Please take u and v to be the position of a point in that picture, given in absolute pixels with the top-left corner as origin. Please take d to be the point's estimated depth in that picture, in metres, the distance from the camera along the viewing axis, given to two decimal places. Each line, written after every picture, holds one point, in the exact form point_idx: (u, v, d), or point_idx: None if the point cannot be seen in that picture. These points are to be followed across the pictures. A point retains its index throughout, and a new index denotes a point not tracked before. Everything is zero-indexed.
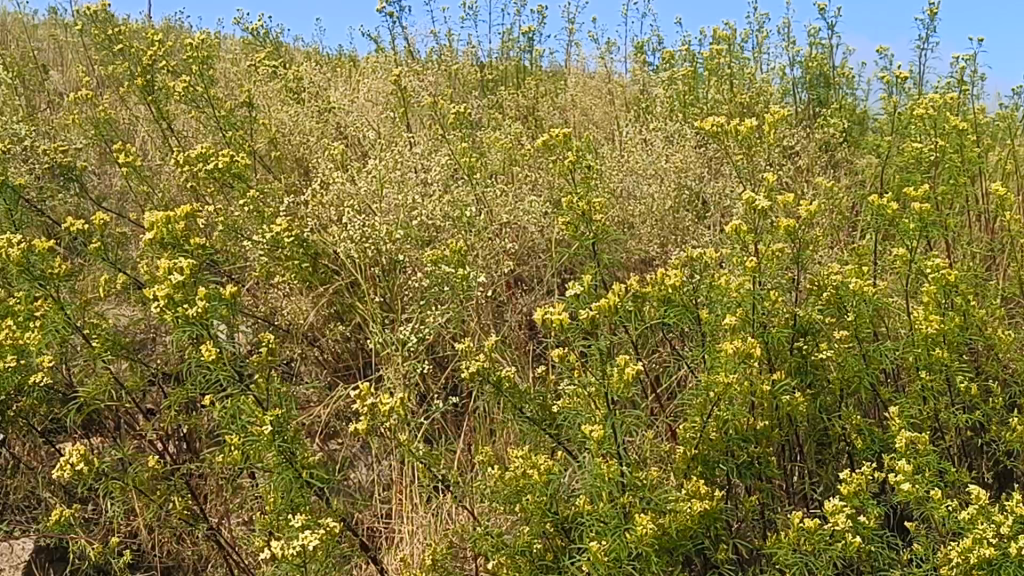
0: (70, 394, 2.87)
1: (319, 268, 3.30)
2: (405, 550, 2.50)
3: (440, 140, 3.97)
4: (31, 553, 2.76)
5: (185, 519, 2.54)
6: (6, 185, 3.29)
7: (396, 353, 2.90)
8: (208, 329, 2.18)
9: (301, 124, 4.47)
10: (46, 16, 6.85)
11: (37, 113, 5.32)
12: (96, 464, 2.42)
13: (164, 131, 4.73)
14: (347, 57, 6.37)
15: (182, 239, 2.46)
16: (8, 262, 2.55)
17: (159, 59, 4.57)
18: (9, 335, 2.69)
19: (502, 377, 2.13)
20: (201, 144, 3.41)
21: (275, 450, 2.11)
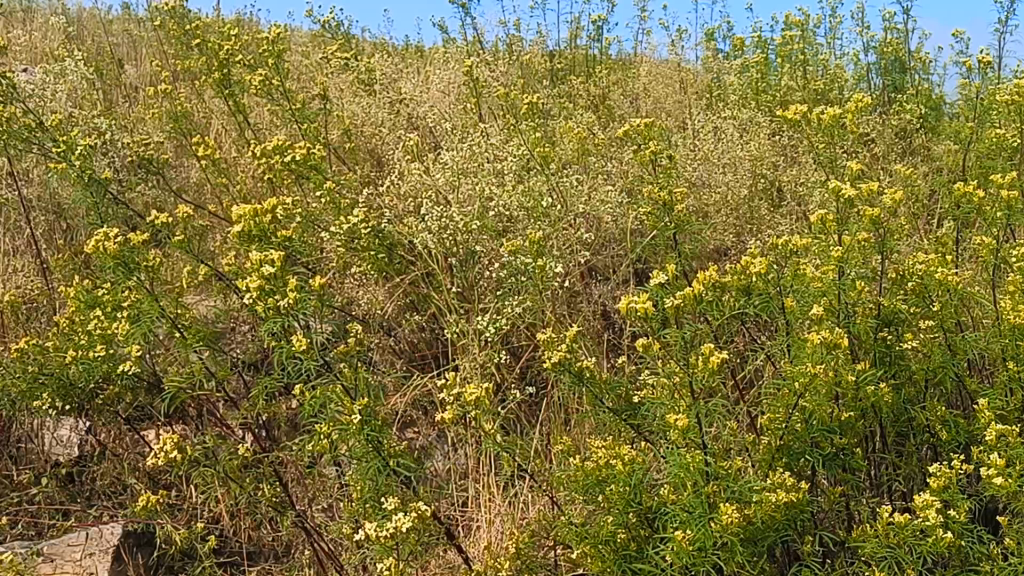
0: (157, 383, 2.94)
1: (395, 259, 3.35)
2: (486, 539, 2.52)
3: (513, 131, 3.98)
4: (120, 537, 2.79)
5: (271, 506, 2.59)
6: (93, 179, 3.38)
7: (474, 343, 2.92)
8: (298, 319, 2.23)
9: (373, 116, 4.51)
10: (122, 11, 6.99)
11: (115, 107, 5.43)
12: (186, 451, 2.48)
13: (240, 123, 4.80)
14: (415, 49, 6.40)
15: (268, 231, 2.51)
16: (101, 254, 2.61)
17: (234, 53, 4.64)
18: (101, 326, 2.76)
19: (583, 367, 2.13)
20: (279, 137, 3.47)
21: (362, 438, 2.14)
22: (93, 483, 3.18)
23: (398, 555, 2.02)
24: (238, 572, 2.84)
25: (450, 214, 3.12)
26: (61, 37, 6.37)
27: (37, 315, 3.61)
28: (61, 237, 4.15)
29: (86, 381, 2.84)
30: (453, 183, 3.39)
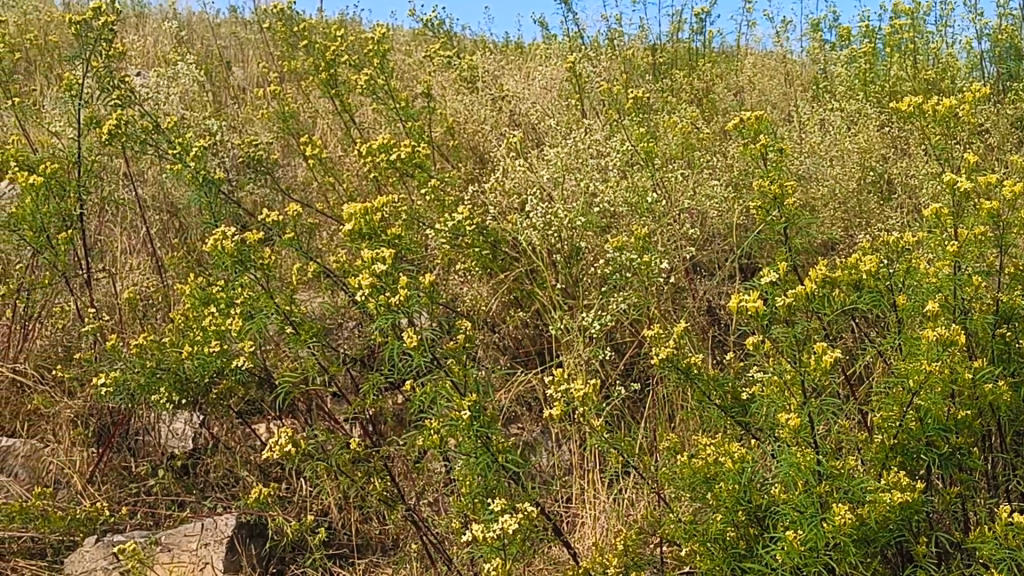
0: (269, 379, 3.01)
1: (499, 255, 3.36)
2: (592, 535, 2.53)
3: (615, 127, 3.96)
4: (234, 528, 2.83)
5: (382, 500, 2.63)
6: (207, 179, 3.48)
7: (579, 339, 2.92)
8: (408, 316, 2.26)
9: (476, 113, 4.54)
10: (230, 14, 7.15)
11: (224, 108, 5.56)
12: (300, 446, 2.53)
13: (346, 122, 4.87)
14: (515, 45, 6.41)
15: (379, 229, 2.54)
16: (218, 252, 2.69)
17: (340, 53, 4.71)
18: (215, 322, 2.83)
19: (691, 363, 2.12)
20: (385, 135, 3.51)
21: (472, 434, 2.16)
22: (207, 475, 3.28)
23: (507, 552, 2.04)
24: (347, 564, 2.89)
25: (555, 210, 3.13)
26: (172, 41, 6.55)
27: (154, 312, 3.73)
28: (174, 235, 4.28)
29: (202, 376, 2.92)
30: (557, 179, 3.39)
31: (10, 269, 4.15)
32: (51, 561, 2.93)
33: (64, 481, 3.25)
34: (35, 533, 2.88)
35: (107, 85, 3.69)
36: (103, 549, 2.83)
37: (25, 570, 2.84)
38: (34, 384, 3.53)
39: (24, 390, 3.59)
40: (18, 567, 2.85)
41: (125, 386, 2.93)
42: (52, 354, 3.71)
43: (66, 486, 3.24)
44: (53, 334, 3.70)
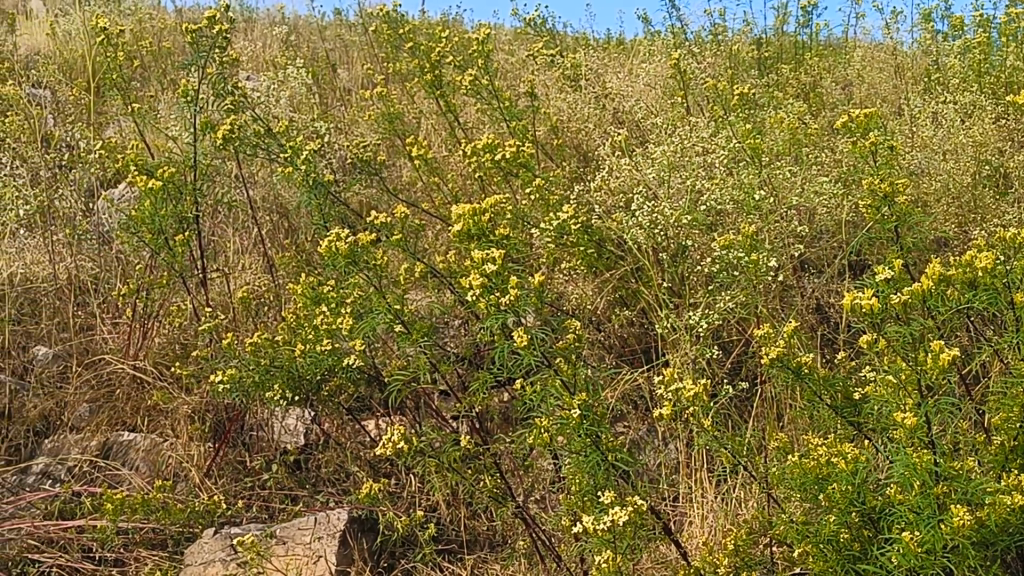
0: (380, 377, 3.06)
1: (605, 254, 3.37)
2: (700, 534, 2.52)
3: (720, 124, 3.92)
4: (346, 522, 2.89)
5: (492, 497, 2.66)
6: (317, 181, 3.55)
7: (685, 338, 2.91)
8: (517, 315, 2.28)
9: (579, 111, 4.55)
10: (335, 17, 7.28)
11: (331, 110, 5.66)
12: (411, 442, 2.58)
13: (450, 123, 4.93)
14: (616, 42, 6.40)
15: (487, 230, 2.56)
16: (331, 253, 2.74)
17: (444, 54, 4.76)
18: (327, 321, 2.89)
19: (802, 362, 2.11)
20: (490, 135, 3.54)
21: (581, 432, 2.17)
22: (319, 471, 3.36)
23: (618, 547, 2.06)
24: (456, 560, 2.94)
25: (661, 209, 3.12)
26: (280, 46, 6.70)
27: (266, 310, 3.82)
28: (285, 236, 4.38)
29: (314, 373, 2.98)
30: (663, 177, 3.38)
31: (129, 269, 4.31)
32: (171, 551, 3.04)
33: (183, 474, 3.37)
34: (157, 525, 2.99)
35: (222, 91, 3.79)
36: (221, 541, 2.93)
37: (146, 559, 2.98)
38: (154, 380, 3.65)
39: (143, 386, 3.72)
40: (140, 557, 2.99)
41: (241, 383, 3.01)
42: (170, 352, 3.84)
43: (184, 479, 3.36)
44: (171, 332, 3.83)
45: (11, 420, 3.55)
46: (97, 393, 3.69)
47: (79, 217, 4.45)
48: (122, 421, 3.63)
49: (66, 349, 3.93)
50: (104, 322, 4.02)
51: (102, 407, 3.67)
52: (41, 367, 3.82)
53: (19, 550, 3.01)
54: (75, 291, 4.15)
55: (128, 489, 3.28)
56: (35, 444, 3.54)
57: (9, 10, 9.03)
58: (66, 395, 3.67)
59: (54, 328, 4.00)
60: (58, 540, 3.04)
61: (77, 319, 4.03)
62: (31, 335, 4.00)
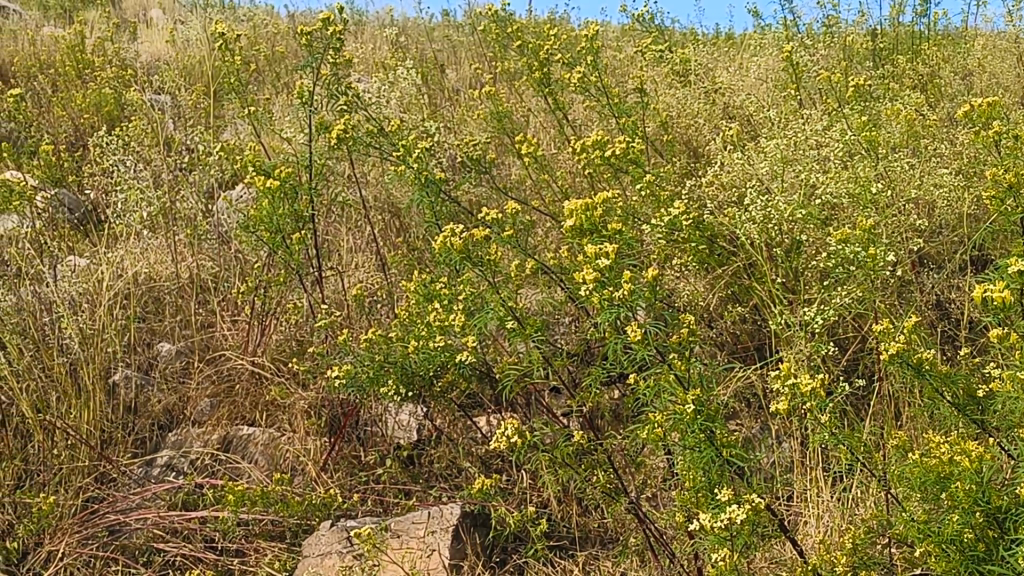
0: (491, 373, 3.09)
1: (717, 250, 3.33)
2: (816, 534, 2.49)
3: (835, 116, 3.85)
4: (459, 517, 2.92)
5: (606, 493, 2.66)
6: (429, 180, 3.59)
7: (801, 334, 2.86)
8: (631, 311, 2.27)
9: (689, 106, 4.52)
10: (444, 18, 7.35)
11: (440, 110, 5.73)
12: (525, 437, 2.59)
13: (560, 120, 4.93)
14: (725, 36, 6.33)
15: (600, 225, 2.57)
16: (445, 249, 2.77)
17: (553, 52, 4.76)
18: (439, 318, 2.92)
19: (923, 359, 2.05)
20: (600, 131, 3.53)
21: (696, 428, 2.15)
22: (432, 466, 3.40)
23: (735, 543, 2.04)
24: (568, 556, 2.94)
25: (775, 204, 3.07)
26: (390, 47, 6.80)
27: (379, 307, 3.88)
28: (396, 234, 4.45)
29: (427, 369, 3.02)
30: (776, 172, 3.33)
31: (247, 268, 4.43)
32: (289, 543, 3.12)
33: (300, 468, 3.44)
34: (276, 517, 3.06)
35: (336, 92, 3.86)
36: (338, 533, 2.98)
37: (266, 551, 3.06)
38: (271, 375, 3.74)
39: (261, 381, 3.82)
40: (260, 548, 3.07)
41: (356, 378, 3.06)
42: (287, 348, 3.93)
43: (301, 472, 3.44)
44: (287, 329, 3.92)
45: (138, 414, 3.68)
46: (218, 388, 3.81)
47: (200, 217, 4.58)
48: (242, 416, 3.73)
49: (188, 345, 4.05)
50: (224, 320, 4.14)
51: (222, 402, 3.78)
52: (165, 363, 3.95)
53: (146, 539, 3.14)
54: (197, 289, 4.28)
55: (248, 482, 3.37)
56: (159, 438, 3.66)
57: (132, 18, 9.33)
58: (188, 390, 3.80)
59: (176, 325, 4.14)
60: (182, 531, 3.14)
61: (199, 316, 4.16)
62: (155, 332, 4.15)
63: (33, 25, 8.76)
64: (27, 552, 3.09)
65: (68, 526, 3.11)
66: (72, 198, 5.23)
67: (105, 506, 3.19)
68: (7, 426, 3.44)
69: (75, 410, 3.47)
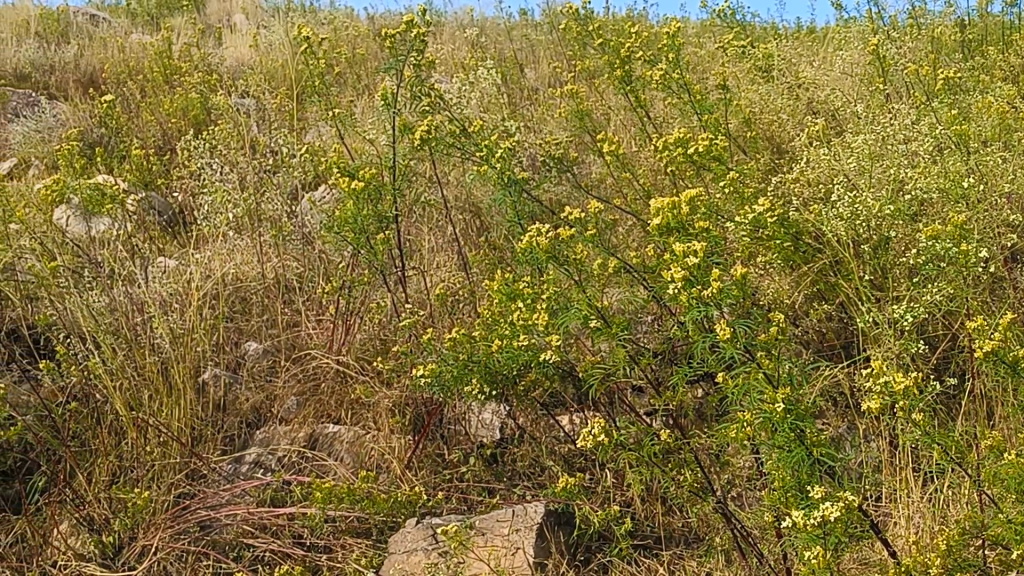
0: (575, 372, 3.09)
1: (802, 247, 3.29)
2: (906, 535, 2.45)
3: (923, 110, 3.78)
4: (543, 515, 2.93)
5: (693, 492, 2.65)
6: (511, 180, 3.60)
7: (890, 332, 2.81)
8: (719, 309, 2.25)
9: (772, 102, 4.47)
10: (523, 18, 7.36)
11: (520, 110, 5.74)
12: (611, 436, 2.59)
13: (641, 118, 4.91)
14: (808, 30, 6.25)
15: (687, 224, 2.56)
16: (531, 247, 2.78)
17: (633, 50, 4.74)
18: (523, 317, 2.91)
19: (1019, 356, 2.00)
20: (683, 128, 3.51)
21: (785, 426, 2.13)
22: (515, 464, 3.42)
23: (827, 541, 2.01)
24: (652, 555, 2.93)
25: (862, 199, 3.02)
26: (470, 48, 6.83)
27: (462, 307, 3.91)
28: (477, 234, 4.48)
29: (510, 368, 3.03)
30: (864, 167, 3.28)
31: (331, 268, 4.49)
32: (375, 539, 3.15)
33: (385, 466, 3.48)
34: (363, 514, 3.09)
35: (419, 93, 3.89)
36: (423, 531, 3.01)
37: (352, 547, 3.10)
38: (356, 374, 3.79)
39: (347, 380, 3.87)
40: (347, 545, 3.12)
41: (440, 377, 3.08)
42: (371, 347, 3.97)
43: (386, 470, 3.48)
44: (372, 328, 3.96)
45: (227, 412, 3.74)
46: (304, 387, 3.87)
47: (285, 218, 4.65)
48: (327, 414, 3.79)
49: (275, 345, 4.12)
50: (309, 320, 4.20)
51: (308, 400, 3.84)
52: (252, 362, 4.02)
53: (235, 535, 3.21)
54: (282, 289, 4.35)
55: (334, 479, 3.41)
56: (247, 435, 3.73)
57: (216, 24, 9.51)
58: (276, 389, 3.86)
59: (263, 324, 4.21)
60: (271, 527, 3.19)
61: (285, 316, 4.22)
62: (242, 332, 4.22)
63: (120, 32, 8.98)
64: (122, 546, 3.21)
65: (161, 521, 3.19)
66: (160, 201, 5.34)
67: (197, 502, 3.25)
68: (102, 423, 3.53)
69: (166, 408, 3.55)
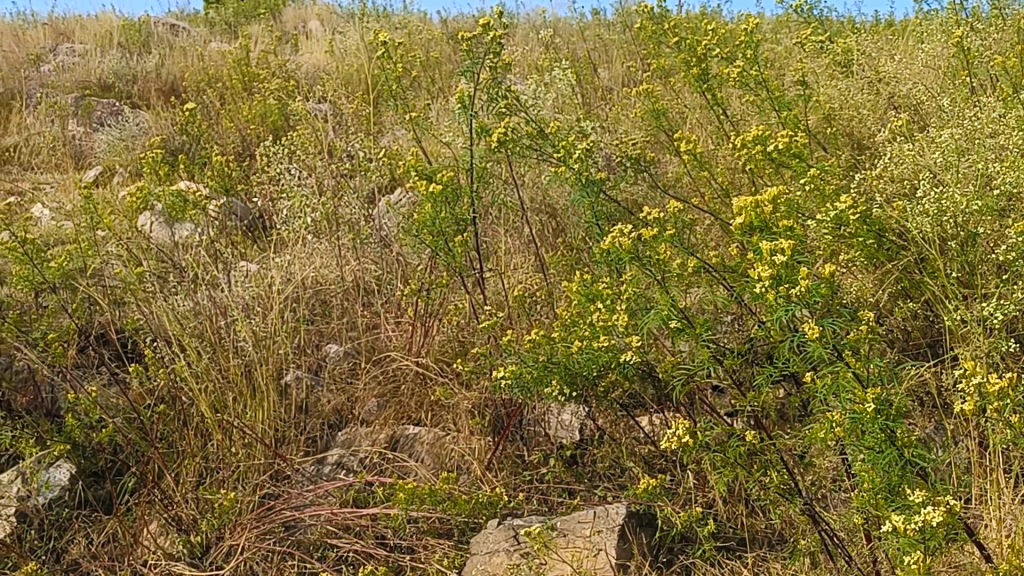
0: (654, 373, 3.07)
1: (886, 245, 3.23)
2: (999, 537, 2.39)
3: (1009, 103, 3.69)
4: (624, 517, 2.92)
5: (780, 493, 2.61)
6: (589, 180, 3.59)
7: (981, 330, 2.75)
8: (807, 308, 2.22)
9: (852, 98, 4.40)
10: (596, 18, 7.35)
11: (594, 110, 5.73)
12: (696, 438, 2.56)
13: (718, 116, 4.87)
14: (887, 23, 6.14)
15: (770, 222, 2.55)
16: (614, 247, 2.77)
17: (709, 48, 4.70)
18: (603, 318, 2.89)
19: None
20: (762, 125, 3.47)
21: (878, 427, 2.09)
22: (594, 465, 3.42)
23: (926, 546, 1.96)
24: (735, 557, 2.91)
25: (949, 194, 2.96)
26: (543, 49, 6.83)
27: (540, 308, 3.91)
28: (554, 235, 4.48)
29: (590, 369, 3.02)
30: (949, 162, 3.21)
31: (409, 271, 4.52)
32: (457, 540, 3.17)
33: (465, 467, 3.50)
34: (445, 515, 3.10)
35: (496, 95, 3.90)
36: (505, 532, 3.01)
37: (435, 547, 3.12)
38: (436, 376, 3.82)
39: (426, 382, 3.90)
40: (429, 546, 3.14)
41: (521, 379, 3.09)
42: (451, 349, 3.99)
43: (467, 471, 3.49)
44: (451, 330, 3.99)
45: (309, 413, 3.79)
46: (384, 389, 3.90)
47: (364, 221, 4.70)
48: (408, 415, 3.83)
49: (355, 347, 4.17)
50: (388, 322, 4.23)
51: (389, 402, 3.88)
52: (334, 364, 4.07)
53: (319, 535, 3.24)
54: (362, 292, 4.39)
55: (416, 480, 3.44)
56: (329, 436, 3.77)
57: (292, 31, 9.64)
58: (357, 390, 3.90)
59: (343, 327, 4.25)
60: (355, 527, 3.22)
61: (364, 318, 4.26)
62: (323, 334, 4.27)
63: (199, 41, 9.14)
64: (209, 546, 3.27)
65: (247, 522, 3.24)
66: (241, 206, 5.43)
67: (282, 503, 3.29)
68: (188, 425, 3.60)
69: (250, 410, 3.60)
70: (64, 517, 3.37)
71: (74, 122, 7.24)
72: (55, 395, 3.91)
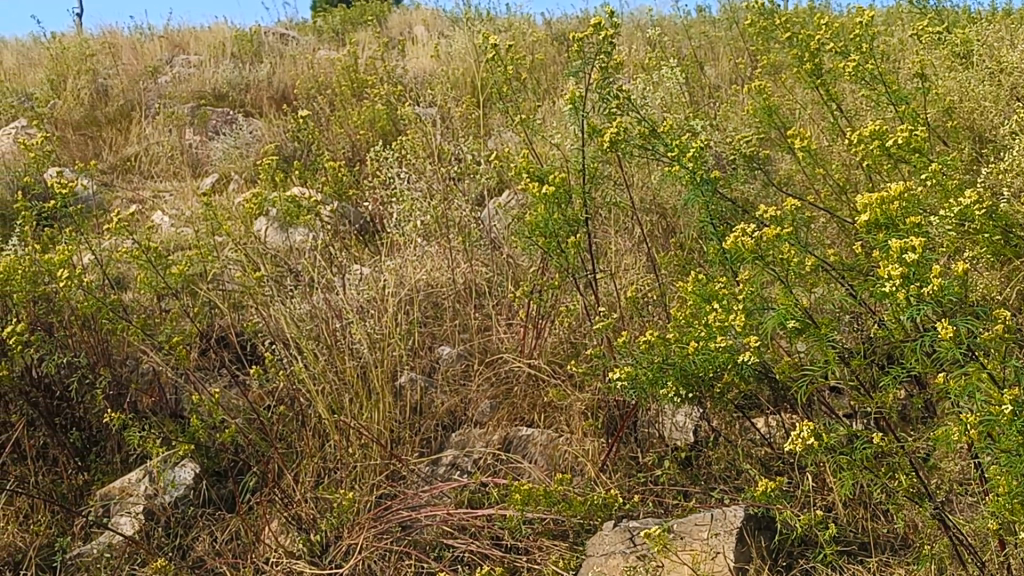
0: (772, 374, 3.02)
1: (1014, 241, 3.12)
2: None
3: None
4: (743, 520, 2.87)
5: (907, 496, 2.55)
6: (703, 179, 3.53)
7: None
8: (940, 307, 2.16)
9: (974, 89, 4.27)
10: (702, 15, 7.27)
11: (703, 108, 5.68)
12: (820, 439, 2.51)
13: (831, 111, 4.77)
14: (1007, 12, 5.95)
15: (896, 219, 2.49)
16: (735, 246, 2.73)
17: (823, 41, 4.60)
18: (720, 318, 2.86)
19: None
20: (881, 119, 3.39)
21: (1015, 429, 2.01)
22: (710, 467, 3.38)
23: None
24: (858, 561, 2.84)
25: None
26: (650, 48, 6.78)
27: (653, 308, 3.89)
28: (665, 235, 4.44)
29: (707, 371, 2.99)
30: None
31: (520, 272, 4.54)
32: (573, 541, 3.16)
33: (579, 468, 3.50)
34: (561, 517, 3.09)
35: (608, 94, 3.87)
36: (622, 534, 2.98)
37: (550, 549, 3.12)
38: (549, 377, 3.83)
39: (539, 383, 3.91)
40: (545, 547, 3.14)
41: (636, 380, 3.07)
42: (563, 350, 3.99)
43: (581, 473, 3.49)
44: (562, 331, 3.98)
45: (424, 414, 3.83)
46: (498, 390, 3.93)
47: (474, 224, 4.73)
48: (521, 416, 3.84)
49: (467, 348, 4.20)
50: (500, 324, 4.25)
51: (502, 403, 3.90)
52: (447, 365, 4.10)
53: (435, 535, 3.27)
54: (473, 294, 4.42)
55: (530, 481, 3.45)
56: (444, 437, 3.81)
57: (399, 37, 9.77)
58: (470, 392, 3.93)
59: (455, 328, 4.28)
60: (470, 527, 3.23)
61: (476, 320, 4.28)
62: (435, 336, 4.31)
63: (309, 49, 9.31)
64: (328, 544, 3.32)
65: (365, 521, 3.28)
66: (352, 211, 5.51)
67: (398, 503, 3.32)
68: (307, 426, 3.67)
69: (366, 411, 3.65)
70: (189, 514, 3.48)
71: (190, 130, 7.44)
72: (179, 396, 4.02)
